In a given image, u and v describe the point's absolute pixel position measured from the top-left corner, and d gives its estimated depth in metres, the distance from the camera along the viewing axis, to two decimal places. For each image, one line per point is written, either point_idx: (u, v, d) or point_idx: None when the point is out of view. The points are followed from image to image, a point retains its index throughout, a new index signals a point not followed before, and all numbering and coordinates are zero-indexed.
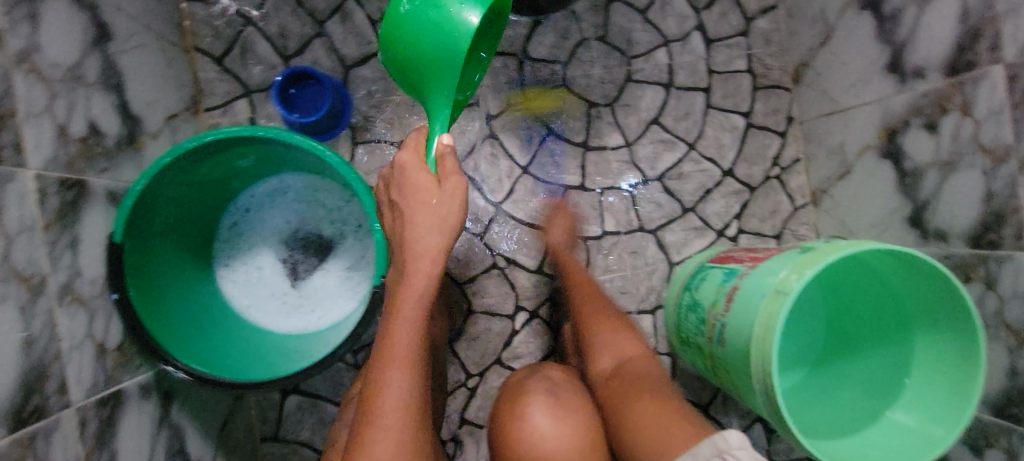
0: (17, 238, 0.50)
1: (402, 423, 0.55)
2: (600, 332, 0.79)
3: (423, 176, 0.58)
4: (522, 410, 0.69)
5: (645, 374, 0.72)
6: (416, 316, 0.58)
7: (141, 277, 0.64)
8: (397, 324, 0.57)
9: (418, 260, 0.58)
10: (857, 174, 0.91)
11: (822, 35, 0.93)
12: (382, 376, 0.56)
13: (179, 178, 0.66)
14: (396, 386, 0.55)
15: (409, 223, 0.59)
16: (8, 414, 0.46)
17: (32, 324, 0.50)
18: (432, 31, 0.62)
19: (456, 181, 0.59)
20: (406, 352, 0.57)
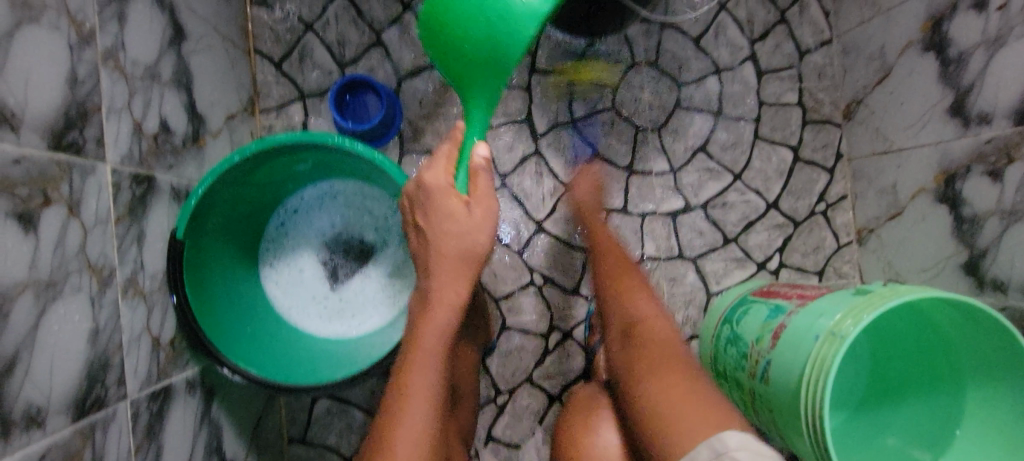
0: (93, 230, 0.51)
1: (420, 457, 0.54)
2: (614, 291, 0.77)
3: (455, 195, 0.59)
4: (595, 431, 0.71)
5: (662, 340, 0.68)
6: (435, 350, 0.57)
7: (197, 274, 0.65)
8: (416, 347, 0.57)
9: (441, 287, 0.58)
10: (909, 216, 0.90)
11: (878, 73, 0.92)
12: (399, 408, 0.55)
13: (240, 181, 0.68)
14: (414, 420, 0.55)
15: (433, 250, 0.59)
16: (73, 403, 0.47)
17: (99, 315, 0.50)
18: (485, 26, 0.64)
19: (486, 206, 0.59)
20: (426, 384, 0.56)
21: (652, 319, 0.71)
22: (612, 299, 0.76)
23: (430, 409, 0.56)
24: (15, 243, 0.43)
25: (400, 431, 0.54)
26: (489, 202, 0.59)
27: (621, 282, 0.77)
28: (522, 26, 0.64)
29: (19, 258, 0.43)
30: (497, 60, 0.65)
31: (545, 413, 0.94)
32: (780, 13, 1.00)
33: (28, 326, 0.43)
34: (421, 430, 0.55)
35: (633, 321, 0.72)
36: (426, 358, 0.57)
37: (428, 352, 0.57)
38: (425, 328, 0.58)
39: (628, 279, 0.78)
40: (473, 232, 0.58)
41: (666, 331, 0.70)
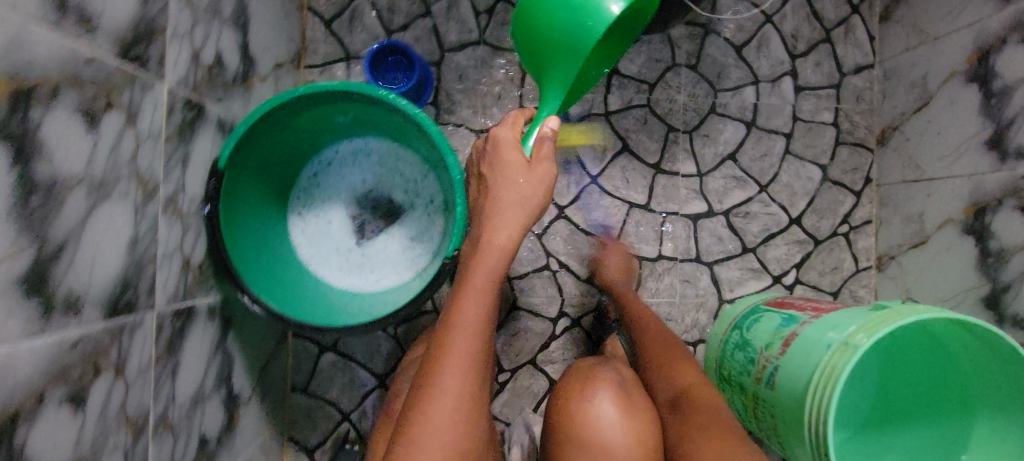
0: (146, 143, 0.53)
1: (463, 382, 0.55)
2: (654, 359, 0.80)
3: (519, 166, 0.65)
4: (591, 394, 0.71)
5: (707, 406, 0.71)
6: (486, 286, 0.60)
7: (231, 205, 0.67)
8: (455, 315, 0.58)
9: (494, 231, 0.62)
10: (933, 246, 0.89)
11: (918, 101, 0.92)
12: (447, 338, 0.57)
13: (283, 122, 0.70)
14: (462, 347, 0.56)
15: (494, 197, 0.64)
16: (108, 302, 0.48)
17: (141, 223, 0.52)
18: (568, 11, 0.67)
19: (545, 166, 0.65)
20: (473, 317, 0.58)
21: (699, 389, 0.74)
22: (658, 377, 0.78)
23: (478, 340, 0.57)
24: (78, 137, 0.44)
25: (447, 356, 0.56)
26: (547, 171, 0.65)
27: (662, 354, 0.80)
28: (604, 15, 0.66)
29: (80, 152, 0.44)
30: (575, 48, 0.68)
31: (543, 396, 0.95)
32: (825, 32, 1.00)
33: (80, 217, 0.44)
34: (468, 358, 0.56)
35: (679, 392, 0.75)
36: (479, 290, 0.59)
37: (470, 319, 0.58)
38: (470, 293, 0.59)
39: (669, 351, 0.81)
40: (527, 199, 0.64)
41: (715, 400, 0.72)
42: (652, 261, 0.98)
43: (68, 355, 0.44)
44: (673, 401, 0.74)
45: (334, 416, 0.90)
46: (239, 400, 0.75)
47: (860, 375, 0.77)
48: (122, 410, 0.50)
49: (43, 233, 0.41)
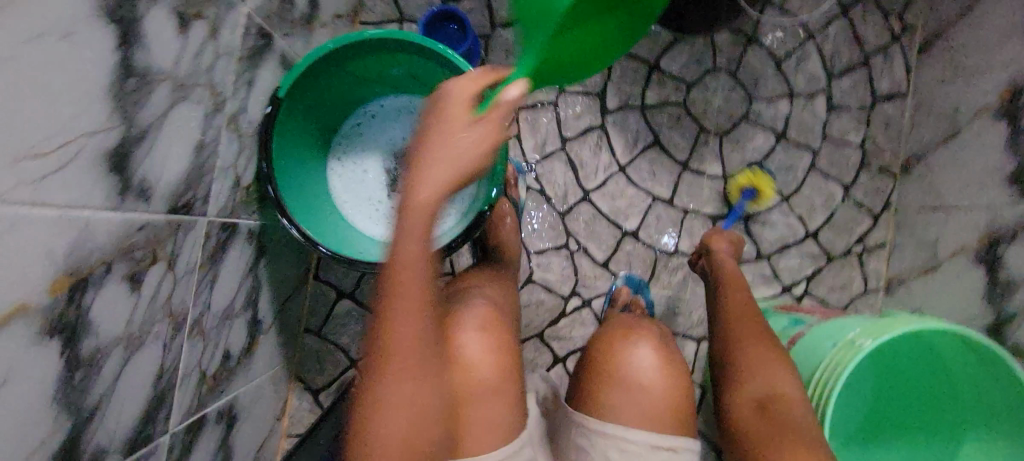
0: (222, 58, 0.56)
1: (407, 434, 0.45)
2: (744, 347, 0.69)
3: (464, 129, 0.46)
4: (627, 351, 0.67)
5: (792, 422, 0.61)
6: (413, 307, 0.44)
7: (282, 135, 0.69)
8: (378, 351, 0.44)
9: (405, 224, 0.44)
10: (943, 273, 0.91)
11: (946, 133, 0.95)
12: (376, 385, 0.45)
13: (339, 65, 0.72)
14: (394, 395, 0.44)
15: (414, 170, 0.46)
16: (172, 197, 0.51)
17: (207, 132, 0.55)
18: None
19: (489, 122, 0.46)
20: (405, 352, 0.44)
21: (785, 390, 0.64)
22: (745, 370, 0.68)
23: (415, 381, 0.45)
24: (171, 37, 0.47)
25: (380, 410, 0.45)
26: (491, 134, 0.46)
27: (747, 340, 0.70)
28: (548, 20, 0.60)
29: (170, 51, 0.47)
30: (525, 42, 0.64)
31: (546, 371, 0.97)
32: (863, 56, 1.03)
33: (162, 111, 0.47)
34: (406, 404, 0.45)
35: (771, 394, 0.64)
36: (405, 315, 0.44)
37: (403, 367, 0.44)
38: (403, 332, 0.44)
39: (762, 339, 0.69)
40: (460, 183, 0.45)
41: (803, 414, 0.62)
42: (668, 255, 1.01)
43: (135, 235, 0.46)
44: (759, 405, 0.64)
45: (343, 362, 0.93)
46: (261, 327, 0.77)
47: (856, 386, 0.78)
48: (168, 304, 0.53)
49: (133, 116, 0.43)
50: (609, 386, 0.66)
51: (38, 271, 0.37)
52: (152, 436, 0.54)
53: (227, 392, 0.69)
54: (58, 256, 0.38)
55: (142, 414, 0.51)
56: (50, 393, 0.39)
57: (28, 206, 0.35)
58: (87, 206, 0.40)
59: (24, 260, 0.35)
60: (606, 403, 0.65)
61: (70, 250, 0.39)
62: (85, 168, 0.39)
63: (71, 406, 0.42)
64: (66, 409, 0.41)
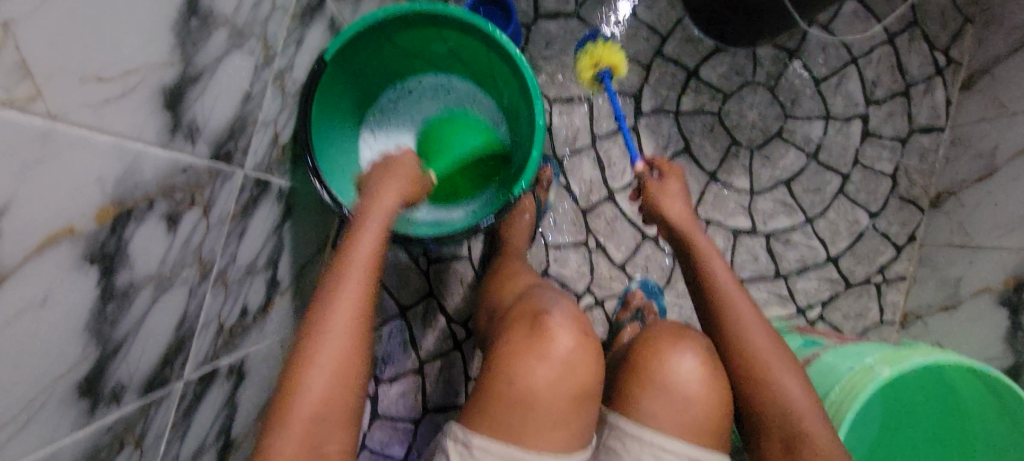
0: (277, 12, 0.56)
1: (330, 381, 0.49)
2: (759, 377, 0.62)
3: (403, 169, 0.63)
4: (676, 359, 0.57)
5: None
6: (362, 273, 0.53)
7: (321, 99, 0.69)
8: (327, 301, 0.51)
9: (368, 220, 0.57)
10: (963, 312, 0.91)
11: (981, 171, 0.94)
12: (315, 333, 0.50)
13: (386, 36, 0.72)
14: (326, 342, 0.49)
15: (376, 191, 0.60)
16: (215, 144, 0.51)
17: (255, 83, 0.55)
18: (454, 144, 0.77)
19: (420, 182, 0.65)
20: (349, 305, 0.51)
21: (821, 436, 0.57)
22: (771, 396, 0.60)
23: (348, 334, 0.50)
24: None
25: (314, 355, 0.49)
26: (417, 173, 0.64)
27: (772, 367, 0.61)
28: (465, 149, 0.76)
29: None
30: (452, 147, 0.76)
31: None
32: (905, 86, 1.02)
33: (217, 56, 0.47)
34: (337, 353, 0.49)
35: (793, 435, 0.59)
36: (353, 274, 0.52)
37: (342, 318, 0.50)
38: (345, 279, 0.52)
39: (779, 360, 0.62)
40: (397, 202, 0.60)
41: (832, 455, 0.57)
42: None
43: (177, 176, 0.46)
44: (787, 445, 0.59)
45: None
46: (278, 288, 0.77)
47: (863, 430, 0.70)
48: (199, 250, 0.53)
49: (192, 57, 0.43)
50: (647, 392, 0.56)
51: (87, 194, 0.37)
52: (169, 379, 0.54)
53: (240, 348, 0.69)
54: (108, 184, 0.38)
55: (161, 356, 0.51)
56: (86, 320, 0.40)
57: (88, 130, 0.35)
58: (139, 139, 0.40)
59: (76, 181, 0.35)
60: (641, 407, 0.56)
61: (119, 180, 0.39)
62: (144, 100, 0.39)
63: (102, 336, 0.42)
64: (97, 337, 0.41)
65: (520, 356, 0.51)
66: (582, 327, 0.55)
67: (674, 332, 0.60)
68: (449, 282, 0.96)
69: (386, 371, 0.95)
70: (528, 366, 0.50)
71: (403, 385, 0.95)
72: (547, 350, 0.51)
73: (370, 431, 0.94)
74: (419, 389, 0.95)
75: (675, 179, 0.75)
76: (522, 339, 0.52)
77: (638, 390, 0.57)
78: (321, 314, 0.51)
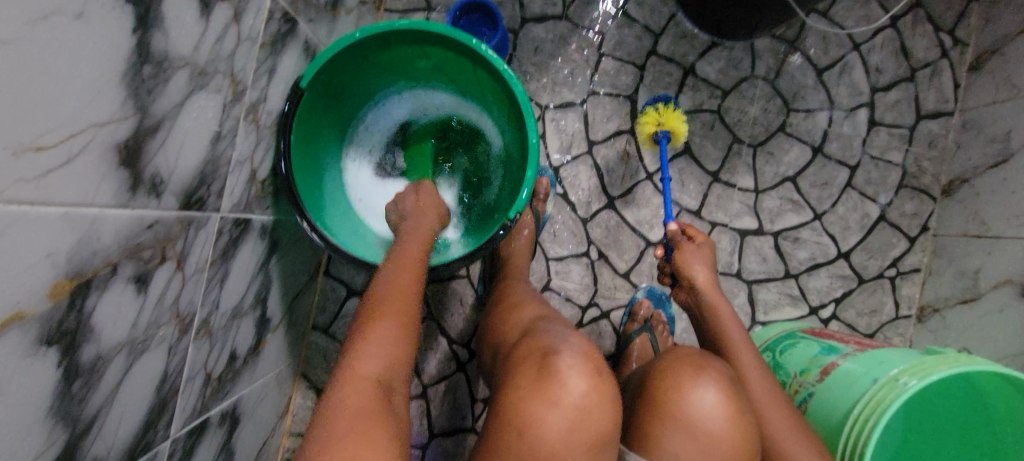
0: (244, 43, 0.52)
1: (382, 357, 0.48)
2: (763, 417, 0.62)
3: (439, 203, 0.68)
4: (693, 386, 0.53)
5: None
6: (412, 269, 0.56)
7: (301, 130, 0.66)
8: (380, 288, 0.53)
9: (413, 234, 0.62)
10: (984, 305, 0.87)
11: (996, 157, 0.90)
12: (369, 317, 0.50)
13: (365, 57, 0.68)
14: (381, 322, 0.50)
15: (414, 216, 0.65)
16: (185, 193, 0.47)
17: (224, 122, 0.51)
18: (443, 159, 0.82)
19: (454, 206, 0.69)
20: (402, 291, 0.53)
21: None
22: (777, 435, 0.61)
23: (401, 315, 0.51)
24: (192, 19, 0.43)
25: (368, 335, 0.49)
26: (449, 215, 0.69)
27: (765, 407, 0.63)
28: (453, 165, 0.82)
29: (190, 34, 0.43)
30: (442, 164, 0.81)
31: None
32: (910, 70, 0.97)
33: (178, 100, 0.43)
34: (391, 332, 0.50)
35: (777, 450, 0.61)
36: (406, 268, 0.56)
37: (395, 302, 0.52)
38: (398, 270, 0.55)
39: (775, 400, 0.63)
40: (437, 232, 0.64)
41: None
42: None
43: (143, 234, 0.42)
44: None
45: None
46: (269, 326, 0.73)
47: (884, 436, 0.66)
48: (176, 305, 0.49)
49: (149, 106, 0.40)
50: (665, 430, 0.52)
51: (37, 275, 0.33)
52: (153, 442, 0.51)
53: (231, 393, 0.66)
54: (60, 259, 0.35)
55: (142, 420, 0.48)
56: (48, 404, 0.36)
57: (28, 205, 0.32)
58: (93, 203, 0.36)
59: (23, 262, 0.32)
60: (664, 447, 0.52)
61: (72, 252, 0.36)
62: (95, 161, 0.36)
63: (69, 416, 0.39)
64: (63, 419, 0.38)
65: (528, 391, 0.48)
66: (595, 365, 0.50)
67: (689, 359, 0.56)
68: (449, 303, 0.93)
69: None
70: (541, 415, 0.46)
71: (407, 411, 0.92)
72: (559, 395, 0.47)
73: None
74: (424, 415, 0.92)
75: (705, 247, 0.79)
76: (530, 385, 0.48)
77: (653, 423, 0.53)
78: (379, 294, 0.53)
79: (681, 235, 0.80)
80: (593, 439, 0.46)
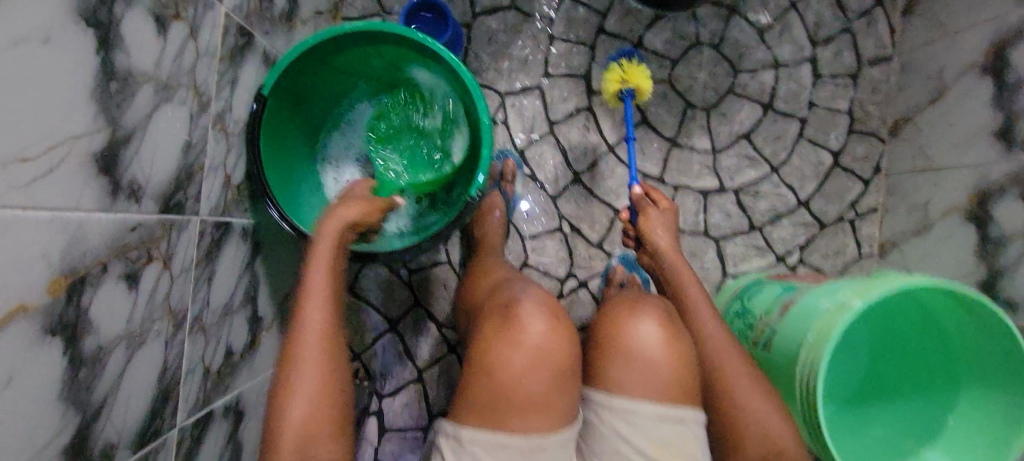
0: (203, 58, 0.56)
1: (305, 422, 0.49)
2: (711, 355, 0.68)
3: (362, 198, 0.63)
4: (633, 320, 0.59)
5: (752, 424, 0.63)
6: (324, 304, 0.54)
7: (270, 135, 0.70)
8: (297, 336, 0.52)
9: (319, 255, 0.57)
10: (935, 233, 0.92)
11: (933, 93, 0.94)
12: (286, 378, 0.51)
13: (321, 60, 0.72)
14: (300, 384, 0.50)
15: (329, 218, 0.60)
16: (163, 198, 0.52)
17: (193, 132, 0.56)
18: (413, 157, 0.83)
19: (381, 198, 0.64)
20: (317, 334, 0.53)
21: (773, 427, 0.63)
22: (722, 365, 0.67)
23: (319, 367, 0.51)
24: (150, 37, 0.47)
25: (289, 400, 0.50)
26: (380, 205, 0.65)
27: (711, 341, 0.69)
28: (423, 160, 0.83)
29: (150, 52, 0.47)
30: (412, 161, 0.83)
31: None
32: (847, 22, 1.02)
33: (146, 113, 0.48)
34: (311, 389, 0.50)
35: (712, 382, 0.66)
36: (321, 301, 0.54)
37: (310, 352, 0.52)
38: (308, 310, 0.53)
39: (721, 337, 0.69)
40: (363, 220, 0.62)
41: (777, 427, 0.63)
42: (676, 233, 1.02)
43: (127, 236, 0.47)
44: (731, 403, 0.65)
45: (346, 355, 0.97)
46: (262, 324, 0.78)
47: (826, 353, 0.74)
48: (167, 302, 0.54)
49: (118, 118, 0.44)
50: (612, 361, 0.57)
51: (34, 273, 0.38)
52: (161, 430, 0.55)
53: (232, 387, 0.71)
54: (53, 258, 0.40)
55: (148, 408, 0.53)
56: (59, 390, 0.41)
57: (22, 210, 0.37)
58: (78, 208, 0.41)
59: (21, 260, 0.37)
60: (609, 376, 0.56)
61: (64, 253, 0.40)
62: (74, 171, 0.41)
63: (79, 402, 0.43)
64: (74, 404, 0.43)
65: (495, 339, 0.52)
66: (552, 311, 0.55)
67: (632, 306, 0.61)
68: (433, 289, 0.97)
69: (388, 385, 0.97)
70: (503, 356, 0.51)
71: (405, 396, 0.97)
72: (521, 336, 0.51)
73: (381, 444, 0.96)
74: (421, 397, 0.97)
75: (667, 212, 0.82)
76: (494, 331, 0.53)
77: (601, 358, 0.58)
78: (295, 345, 0.52)
79: (644, 199, 0.83)
80: (551, 373, 0.51)
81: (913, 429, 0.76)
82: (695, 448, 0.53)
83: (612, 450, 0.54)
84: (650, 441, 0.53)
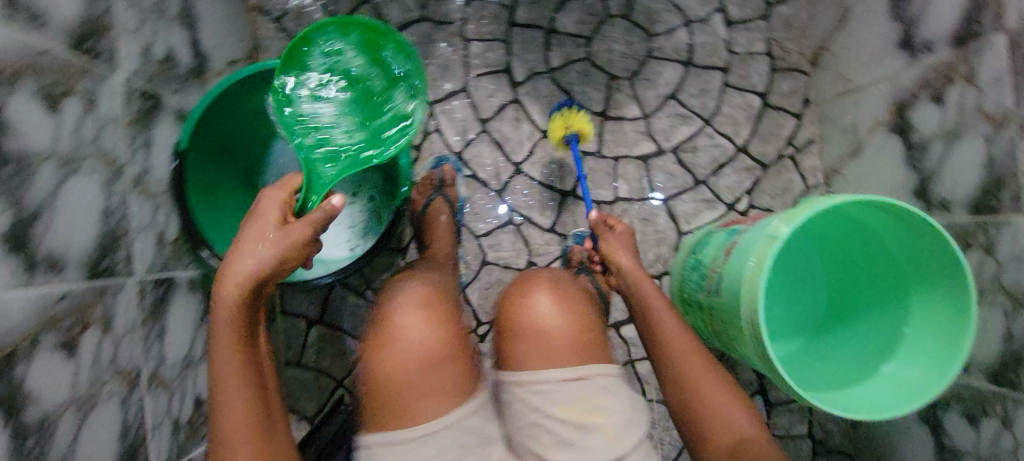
0: (107, 127, 0.59)
1: None
2: (661, 322, 0.72)
3: (275, 243, 0.55)
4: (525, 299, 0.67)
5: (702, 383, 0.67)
6: (242, 385, 0.53)
7: (196, 184, 0.73)
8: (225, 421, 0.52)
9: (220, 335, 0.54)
10: (868, 152, 0.94)
11: (839, 18, 0.97)
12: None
13: (232, 103, 0.75)
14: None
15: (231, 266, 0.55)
16: (88, 265, 0.54)
17: (110, 198, 0.58)
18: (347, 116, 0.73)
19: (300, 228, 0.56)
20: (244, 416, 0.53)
21: (716, 388, 0.66)
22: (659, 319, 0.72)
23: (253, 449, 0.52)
24: (39, 117, 0.50)
25: None
26: (304, 234, 0.56)
27: (673, 340, 0.70)
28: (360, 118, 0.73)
29: (42, 131, 0.50)
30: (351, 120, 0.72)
31: None
32: None
33: (49, 188, 0.50)
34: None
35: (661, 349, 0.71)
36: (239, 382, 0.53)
37: (241, 436, 0.52)
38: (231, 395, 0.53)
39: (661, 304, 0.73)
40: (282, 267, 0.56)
41: (738, 419, 0.64)
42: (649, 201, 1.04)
43: (54, 307, 0.49)
44: (682, 369, 0.68)
45: (329, 385, 0.99)
46: None
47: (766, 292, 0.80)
48: (115, 363, 0.56)
49: (20, 197, 0.47)
50: (514, 343, 0.65)
51: None
52: None
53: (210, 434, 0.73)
54: None
55: None
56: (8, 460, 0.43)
57: None
58: None
59: None
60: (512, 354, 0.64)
61: None
62: None
63: None
64: None
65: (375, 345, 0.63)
66: (420, 308, 0.65)
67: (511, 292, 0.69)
68: None
69: None
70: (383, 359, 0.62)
71: None
72: (393, 337, 0.63)
73: None
74: None
75: (624, 233, 0.86)
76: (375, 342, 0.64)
77: (506, 340, 0.66)
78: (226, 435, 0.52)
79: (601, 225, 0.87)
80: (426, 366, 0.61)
81: (874, 347, 0.76)
82: (606, 400, 0.60)
83: (529, 421, 0.61)
84: (556, 404, 0.60)
